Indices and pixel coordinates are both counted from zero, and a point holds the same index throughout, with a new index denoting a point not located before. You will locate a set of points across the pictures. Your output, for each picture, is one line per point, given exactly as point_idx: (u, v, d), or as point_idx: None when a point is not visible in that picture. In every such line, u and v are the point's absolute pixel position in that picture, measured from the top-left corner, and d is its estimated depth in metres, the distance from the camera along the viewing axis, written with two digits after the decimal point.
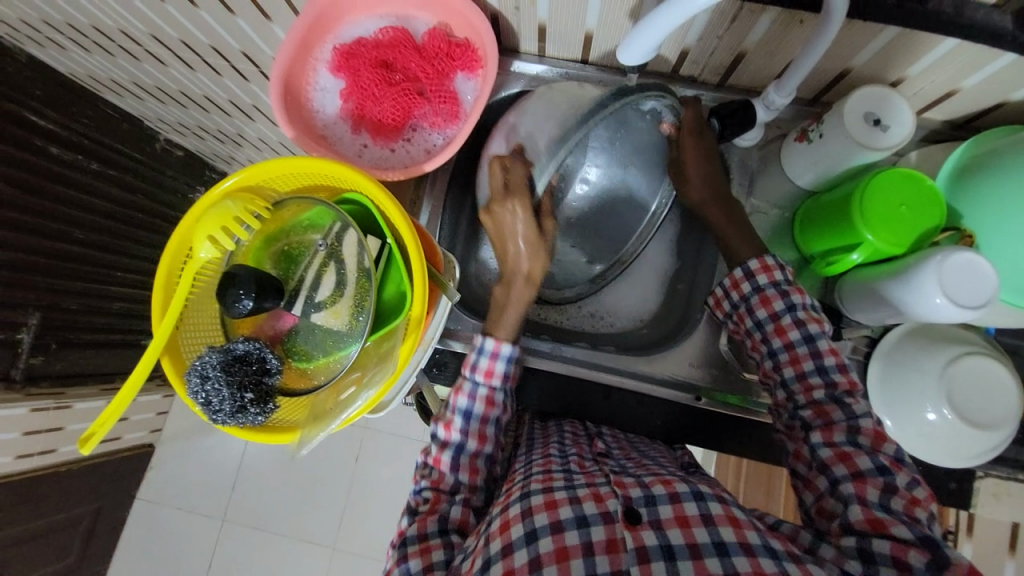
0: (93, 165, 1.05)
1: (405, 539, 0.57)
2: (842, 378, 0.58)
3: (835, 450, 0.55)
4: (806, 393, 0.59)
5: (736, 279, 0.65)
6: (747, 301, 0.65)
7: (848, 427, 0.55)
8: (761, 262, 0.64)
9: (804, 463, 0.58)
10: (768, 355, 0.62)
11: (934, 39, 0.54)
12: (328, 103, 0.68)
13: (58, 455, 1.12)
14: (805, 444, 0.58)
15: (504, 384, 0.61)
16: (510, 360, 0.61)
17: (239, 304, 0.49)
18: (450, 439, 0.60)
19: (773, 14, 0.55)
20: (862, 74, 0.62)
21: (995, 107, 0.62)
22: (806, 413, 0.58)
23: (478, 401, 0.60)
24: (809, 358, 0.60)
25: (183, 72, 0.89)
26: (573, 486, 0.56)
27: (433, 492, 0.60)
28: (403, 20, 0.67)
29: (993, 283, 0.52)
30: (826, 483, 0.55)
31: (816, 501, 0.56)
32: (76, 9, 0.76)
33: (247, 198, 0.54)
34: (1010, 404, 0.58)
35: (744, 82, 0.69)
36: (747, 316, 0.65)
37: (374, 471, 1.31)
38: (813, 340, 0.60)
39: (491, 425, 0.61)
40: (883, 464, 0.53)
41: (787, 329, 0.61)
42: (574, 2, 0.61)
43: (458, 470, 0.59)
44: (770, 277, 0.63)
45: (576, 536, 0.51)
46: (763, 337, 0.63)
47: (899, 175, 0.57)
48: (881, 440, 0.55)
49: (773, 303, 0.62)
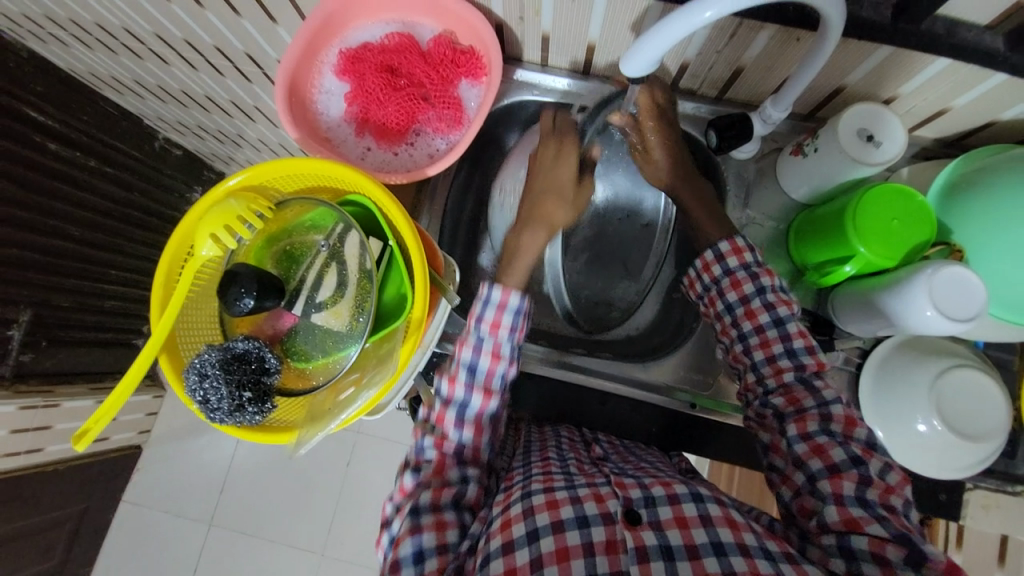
0: (92, 161, 1.05)
1: (418, 509, 0.56)
2: (810, 360, 0.59)
3: (810, 444, 0.56)
4: (776, 376, 0.60)
5: (707, 262, 0.66)
6: (719, 285, 0.65)
7: (820, 415, 0.57)
8: (733, 244, 0.65)
9: (782, 457, 0.58)
10: (739, 339, 0.63)
11: (927, 59, 0.56)
12: (333, 106, 0.69)
13: (45, 454, 1.10)
14: (782, 436, 0.58)
15: (510, 338, 0.60)
16: (519, 311, 0.60)
17: (240, 302, 0.49)
18: (454, 395, 0.59)
19: (772, 31, 0.57)
20: (857, 91, 0.64)
21: (985, 126, 0.63)
22: (777, 400, 0.59)
23: (484, 354, 0.59)
24: (779, 341, 0.61)
25: (186, 72, 0.89)
26: (573, 485, 0.57)
27: (438, 454, 0.59)
28: (409, 27, 0.68)
29: (982, 298, 0.53)
30: (804, 478, 0.55)
31: (795, 499, 0.56)
32: (81, 7, 0.76)
33: (250, 197, 0.54)
34: (998, 415, 0.60)
35: (742, 96, 0.71)
36: (718, 299, 0.66)
37: (366, 475, 1.30)
38: (783, 322, 0.61)
39: (496, 380, 0.60)
40: (856, 453, 0.54)
41: (756, 313, 0.62)
42: (578, 14, 0.62)
43: (463, 426, 0.59)
44: (740, 259, 0.65)
45: (576, 537, 0.52)
46: (733, 321, 0.64)
47: (891, 190, 0.59)
48: (852, 426, 0.57)
49: (744, 286, 0.63)
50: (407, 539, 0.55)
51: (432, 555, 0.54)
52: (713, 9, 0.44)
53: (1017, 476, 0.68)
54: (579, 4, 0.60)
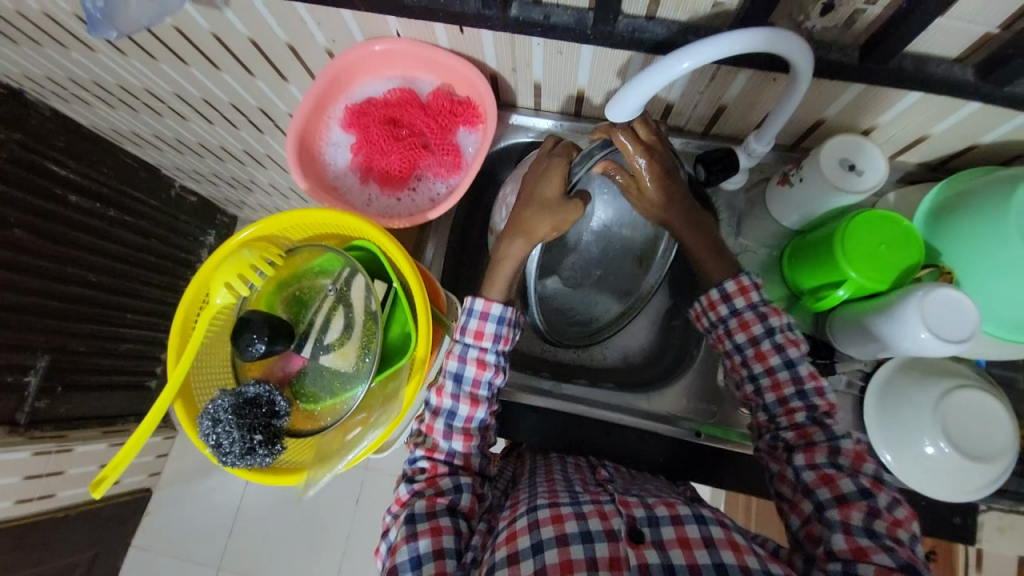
0: (111, 212, 1.10)
1: (415, 516, 0.59)
2: (822, 401, 0.60)
3: (818, 472, 0.56)
4: (788, 416, 0.60)
5: (713, 301, 0.66)
6: (725, 324, 0.65)
7: (829, 449, 0.57)
8: (738, 283, 0.65)
9: (789, 486, 0.58)
10: (749, 379, 0.63)
11: (898, 93, 0.59)
12: (339, 157, 0.73)
13: (57, 500, 1.12)
14: (789, 466, 0.58)
15: (496, 346, 0.63)
16: (501, 320, 0.63)
17: (252, 347, 0.52)
18: (442, 406, 0.63)
19: (749, 72, 0.60)
20: (836, 124, 0.67)
21: (966, 150, 0.66)
22: (788, 435, 0.59)
23: (470, 363, 0.63)
24: (791, 383, 0.61)
25: (202, 126, 0.95)
26: (578, 501, 0.57)
27: (431, 463, 0.63)
28: (409, 81, 0.72)
29: (975, 318, 0.54)
30: (812, 506, 0.55)
31: (803, 526, 0.56)
32: (105, 70, 0.83)
33: (263, 247, 0.57)
34: (1005, 436, 0.59)
35: (727, 131, 0.74)
36: (726, 338, 0.65)
37: (375, 514, 1.28)
38: (794, 364, 0.61)
39: (482, 388, 0.63)
40: (865, 486, 0.54)
41: (767, 354, 0.62)
42: (567, 64, 0.66)
43: (452, 437, 0.63)
44: (747, 299, 0.64)
45: (582, 551, 0.52)
46: (743, 361, 0.64)
47: (877, 216, 0.61)
48: (861, 460, 0.57)
49: (753, 327, 0.63)
50: (403, 546, 0.57)
51: (429, 560, 0.56)
52: (690, 61, 0.48)
53: None
54: (566, 56, 0.64)
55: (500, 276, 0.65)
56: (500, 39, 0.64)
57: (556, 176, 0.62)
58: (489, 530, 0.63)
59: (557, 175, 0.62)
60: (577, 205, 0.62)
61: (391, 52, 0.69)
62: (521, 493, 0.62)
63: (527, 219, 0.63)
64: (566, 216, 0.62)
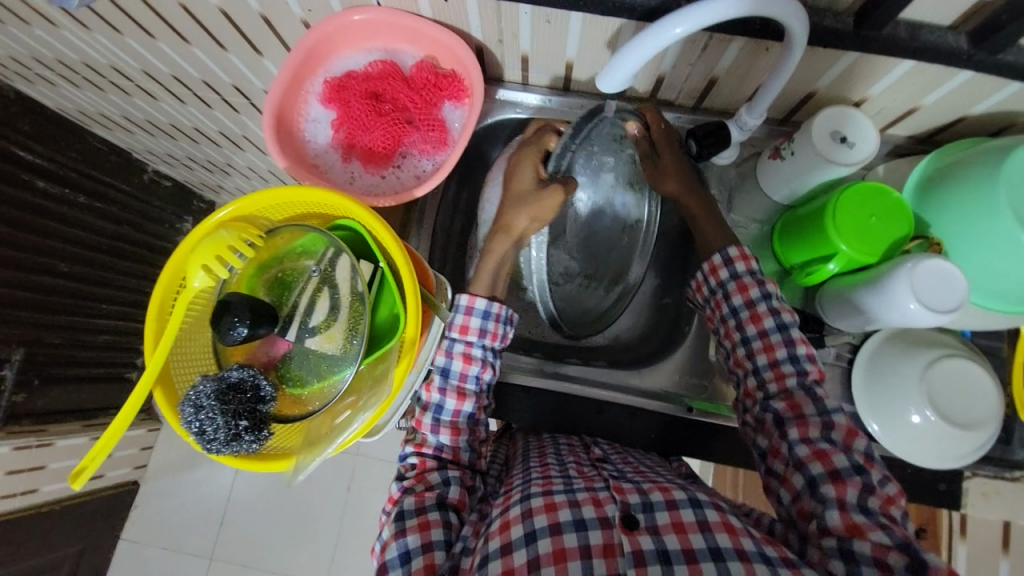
0: (80, 198, 1.06)
1: (403, 513, 0.59)
2: (812, 368, 0.60)
3: (811, 449, 0.56)
4: (778, 381, 0.60)
5: (715, 266, 0.66)
6: (725, 287, 0.65)
7: (821, 423, 0.57)
8: (740, 250, 0.65)
9: (781, 460, 0.58)
10: (742, 342, 0.63)
11: (890, 62, 0.58)
12: (320, 134, 0.70)
13: (41, 494, 1.09)
14: (782, 441, 0.58)
15: (482, 341, 0.63)
16: (487, 315, 0.63)
17: (234, 331, 0.50)
18: (430, 400, 0.64)
19: (742, 42, 0.59)
20: (827, 95, 0.66)
21: (955, 121, 0.66)
22: (778, 405, 0.59)
23: (456, 358, 0.63)
24: (782, 347, 0.61)
25: (173, 106, 0.91)
26: (572, 489, 0.57)
27: (420, 458, 0.63)
28: (391, 53, 0.69)
29: (963, 289, 0.54)
30: (803, 481, 0.55)
31: (794, 503, 0.56)
32: (66, 46, 0.77)
33: (241, 227, 0.55)
34: (988, 405, 0.61)
35: (717, 105, 0.73)
36: (724, 302, 0.65)
37: (368, 499, 1.28)
38: (787, 329, 0.61)
39: (470, 382, 0.63)
40: (858, 462, 0.54)
41: (761, 318, 0.62)
42: (555, 34, 0.64)
43: (439, 431, 0.63)
44: (748, 265, 0.65)
45: (575, 539, 0.52)
46: (737, 324, 0.64)
47: (866, 188, 0.61)
48: (853, 437, 0.56)
49: (750, 291, 0.64)
50: (392, 542, 0.57)
51: (417, 555, 0.55)
52: (682, 27, 0.47)
53: (1015, 463, 0.68)
54: (555, 26, 0.62)
55: (486, 270, 0.65)
56: (485, 8, 0.61)
57: (527, 165, 0.66)
58: (481, 519, 0.62)
59: (529, 167, 0.66)
60: (556, 190, 0.64)
61: (372, 22, 0.66)
62: (515, 479, 0.62)
63: (505, 214, 0.65)
64: (545, 202, 0.64)
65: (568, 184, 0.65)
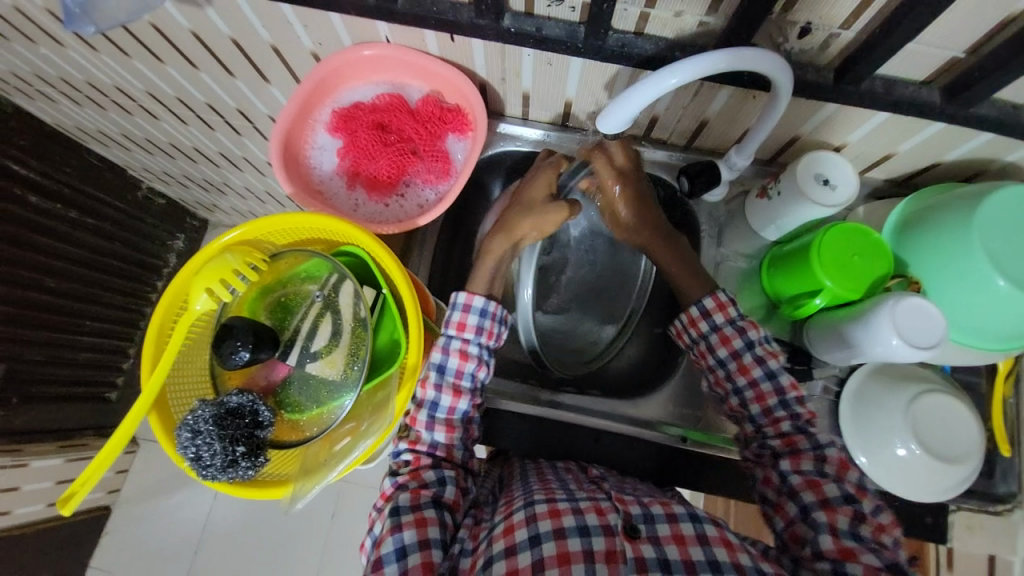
0: (72, 214, 1.05)
1: (398, 509, 0.58)
2: (803, 410, 0.61)
3: (804, 477, 0.58)
4: (773, 426, 0.61)
5: (693, 318, 0.67)
6: (708, 340, 0.66)
7: (815, 456, 0.59)
8: (716, 300, 0.66)
9: (774, 489, 0.60)
10: (734, 393, 0.64)
11: (868, 114, 0.62)
12: (325, 161, 0.72)
13: (13, 518, 1.05)
14: (774, 470, 0.60)
15: (479, 338, 0.63)
16: (484, 312, 0.63)
17: (235, 355, 0.50)
18: (426, 398, 0.62)
19: (731, 89, 0.62)
20: (810, 140, 0.70)
21: (930, 167, 0.70)
22: (776, 443, 0.61)
23: (453, 355, 0.62)
24: (773, 394, 0.62)
25: (175, 126, 0.92)
26: (575, 497, 0.57)
27: (414, 455, 0.63)
28: (398, 87, 0.72)
29: (941, 326, 0.57)
30: (796, 509, 0.57)
31: (788, 527, 0.58)
32: (73, 66, 0.79)
33: (246, 251, 0.56)
34: (969, 439, 0.63)
35: (708, 145, 0.76)
36: (709, 354, 0.66)
37: (351, 527, 1.24)
38: (774, 375, 0.63)
39: (465, 379, 0.63)
40: (849, 492, 0.57)
41: (749, 367, 0.64)
42: (555, 75, 0.67)
43: (434, 428, 0.62)
44: (726, 314, 0.66)
45: (578, 543, 0.52)
46: (727, 375, 0.65)
47: (849, 229, 0.64)
48: (846, 468, 0.59)
49: (733, 341, 0.65)
50: (388, 537, 0.56)
51: (414, 551, 0.55)
52: (677, 76, 0.50)
53: (998, 496, 0.70)
54: (556, 67, 0.65)
55: (489, 294, 0.66)
56: (490, 49, 0.65)
57: (541, 180, 0.67)
58: (477, 525, 0.62)
59: (544, 179, 0.67)
60: (562, 207, 0.64)
61: (380, 57, 0.69)
62: (515, 492, 0.62)
63: (512, 219, 0.65)
64: (549, 217, 0.64)
65: (574, 205, 0.65)
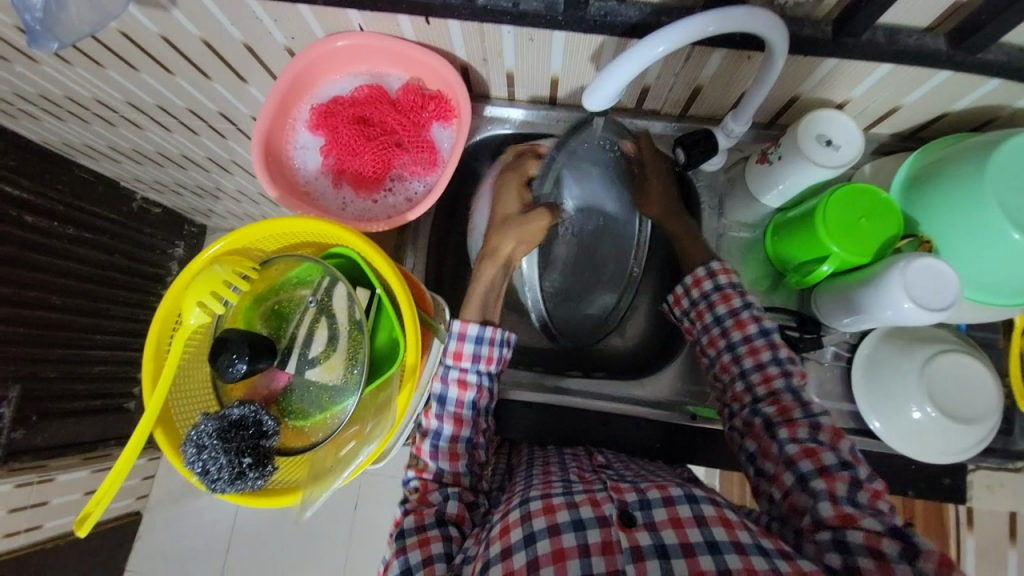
0: (69, 230, 1.05)
1: (404, 531, 0.59)
2: (794, 369, 0.62)
3: (801, 447, 0.57)
4: (765, 385, 0.61)
5: (698, 278, 0.68)
6: (708, 298, 0.67)
7: (810, 424, 0.58)
8: (722, 264, 0.68)
9: (771, 460, 0.58)
10: (727, 349, 0.65)
11: (870, 66, 0.59)
12: (309, 160, 0.70)
13: (43, 531, 1.07)
14: (771, 442, 0.58)
15: (476, 365, 0.63)
16: (480, 339, 0.63)
17: (233, 368, 0.49)
18: (429, 426, 0.64)
19: (724, 51, 0.59)
20: (810, 99, 0.67)
21: (938, 118, 0.66)
22: (768, 409, 0.60)
23: (452, 384, 0.63)
24: (767, 349, 0.63)
25: (159, 134, 0.90)
26: (571, 491, 0.57)
27: (421, 482, 0.63)
28: (377, 77, 0.70)
29: (954, 285, 0.55)
30: (793, 479, 0.56)
31: (785, 498, 0.57)
32: (49, 82, 0.77)
33: (235, 260, 0.55)
34: (987, 398, 0.61)
35: (703, 112, 0.73)
36: (707, 312, 0.67)
37: (375, 517, 1.27)
38: (769, 333, 0.63)
39: (466, 408, 0.63)
40: (845, 458, 0.56)
41: (745, 324, 0.64)
42: (539, 52, 0.64)
43: (439, 457, 0.62)
44: (729, 276, 0.67)
45: (573, 538, 0.52)
46: (722, 332, 0.66)
47: (855, 191, 0.61)
48: (838, 436, 0.57)
49: (733, 300, 0.65)
50: (394, 561, 0.57)
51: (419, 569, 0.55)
52: (665, 44, 0.47)
53: (1019, 453, 0.69)
54: (538, 43, 0.62)
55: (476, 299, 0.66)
56: (468, 29, 0.62)
57: (512, 190, 0.70)
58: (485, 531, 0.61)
59: (514, 190, 0.70)
60: (544, 214, 0.68)
61: (356, 47, 0.66)
62: (518, 486, 0.62)
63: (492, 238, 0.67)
64: (531, 227, 0.67)
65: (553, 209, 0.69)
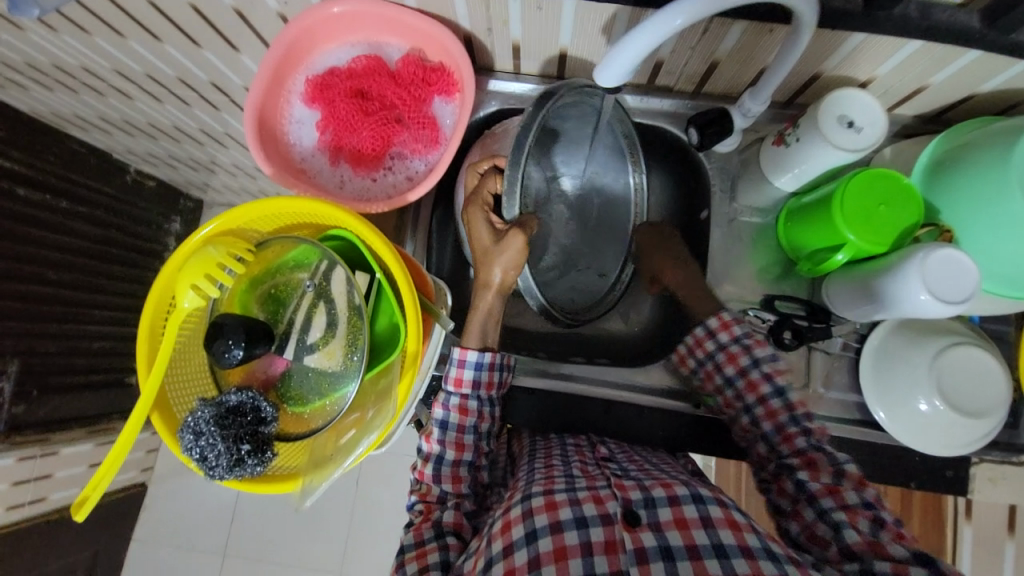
0: (63, 203, 1.02)
1: (404, 547, 0.60)
2: (812, 425, 0.62)
3: (824, 484, 0.58)
4: (788, 443, 0.62)
5: (699, 338, 0.68)
6: (714, 359, 0.67)
7: (833, 469, 0.59)
8: (720, 320, 0.68)
9: (789, 497, 0.61)
10: (744, 410, 0.65)
11: (899, 43, 0.55)
12: (305, 136, 0.67)
13: (49, 503, 1.08)
14: (790, 479, 0.61)
15: (477, 391, 0.63)
16: (480, 365, 0.62)
17: (229, 354, 0.48)
18: (431, 451, 0.64)
19: (745, 24, 0.55)
20: (833, 76, 0.63)
21: (965, 99, 0.63)
22: (793, 461, 0.61)
23: (453, 410, 0.63)
24: (784, 410, 0.63)
25: (150, 105, 0.87)
26: (573, 487, 0.57)
27: (425, 505, 0.64)
28: (376, 47, 0.66)
29: (974, 277, 0.53)
30: (814, 513, 0.58)
31: (806, 530, 0.59)
32: (33, 49, 0.73)
33: (228, 242, 0.53)
34: (997, 392, 0.60)
35: (719, 89, 0.69)
36: (715, 373, 0.67)
37: (376, 492, 1.29)
38: (783, 392, 0.64)
39: (468, 433, 0.63)
40: (868, 498, 0.57)
41: (758, 384, 0.64)
42: (547, 22, 0.60)
43: (442, 482, 0.63)
44: (731, 333, 0.67)
45: (575, 536, 0.53)
46: (736, 394, 0.66)
47: (875, 176, 0.59)
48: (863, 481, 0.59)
49: (740, 359, 0.66)
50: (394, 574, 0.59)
51: None
52: (682, 16, 0.44)
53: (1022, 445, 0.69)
54: (546, 12, 0.58)
55: (478, 319, 0.64)
56: None
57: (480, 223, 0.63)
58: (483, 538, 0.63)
59: (481, 222, 0.63)
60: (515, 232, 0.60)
61: (353, 14, 0.62)
62: (519, 480, 0.63)
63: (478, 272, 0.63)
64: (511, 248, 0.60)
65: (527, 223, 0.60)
